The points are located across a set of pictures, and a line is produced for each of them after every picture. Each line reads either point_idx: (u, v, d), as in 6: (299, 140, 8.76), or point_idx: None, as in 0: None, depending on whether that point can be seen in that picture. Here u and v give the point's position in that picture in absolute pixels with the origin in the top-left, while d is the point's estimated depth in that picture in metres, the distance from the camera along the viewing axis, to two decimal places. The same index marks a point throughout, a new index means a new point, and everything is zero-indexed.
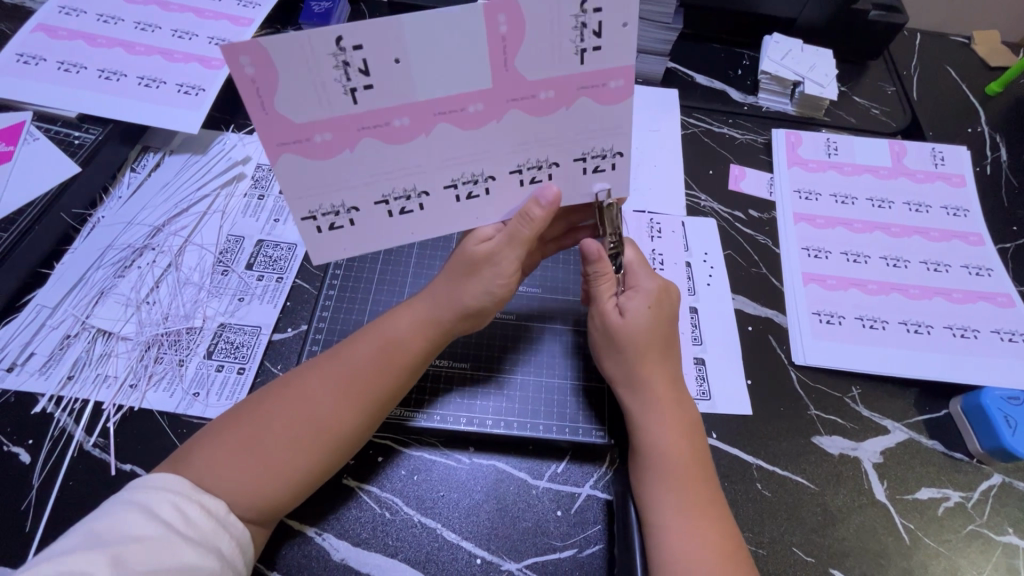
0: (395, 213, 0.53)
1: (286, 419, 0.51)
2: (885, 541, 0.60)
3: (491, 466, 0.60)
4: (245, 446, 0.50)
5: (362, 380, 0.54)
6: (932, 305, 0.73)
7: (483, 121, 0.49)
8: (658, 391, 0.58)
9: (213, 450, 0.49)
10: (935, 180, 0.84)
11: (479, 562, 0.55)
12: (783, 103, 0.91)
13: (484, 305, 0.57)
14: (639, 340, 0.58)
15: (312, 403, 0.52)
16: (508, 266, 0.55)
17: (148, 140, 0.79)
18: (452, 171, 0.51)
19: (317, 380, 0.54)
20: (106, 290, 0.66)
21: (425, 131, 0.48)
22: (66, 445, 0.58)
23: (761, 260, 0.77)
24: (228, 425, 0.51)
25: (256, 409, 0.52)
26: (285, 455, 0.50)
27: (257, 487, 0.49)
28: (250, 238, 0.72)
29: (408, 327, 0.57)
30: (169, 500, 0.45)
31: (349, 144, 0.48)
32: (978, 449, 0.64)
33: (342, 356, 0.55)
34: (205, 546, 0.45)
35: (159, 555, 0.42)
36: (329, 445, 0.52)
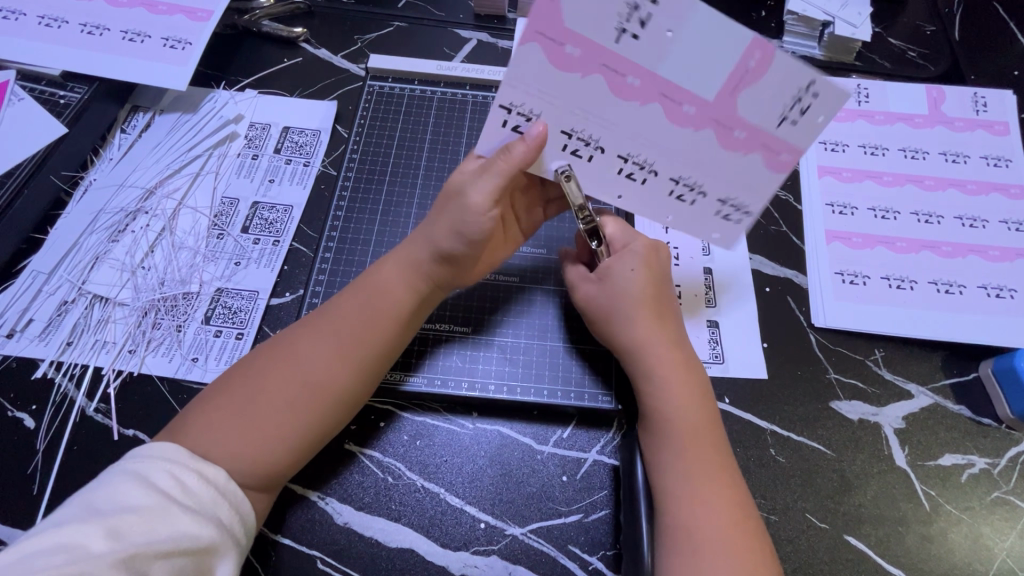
0: (566, 150, 0.53)
1: (277, 378, 0.50)
2: (904, 509, 0.57)
3: (494, 430, 0.59)
4: (242, 411, 0.48)
5: (352, 337, 0.52)
6: (965, 263, 0.68)
7: (685, 124, 0.49)
8: (657, 358, 0.54)
9: (212, 416, 0.48)
10: (975, 128, 0.78)
11: (483, 527, 0.55)
12: (810, 46, 0.84)
13: (455, 249, 0.54)
14: (635, 306, 0.56)
15: (306, 366, 0.51)
16: (478, 199, 0.52)
17: (137, 99, 0.75)
18: (632, 146, 0.52)
19: (310, 340, 0.52)
20: (101, 256, 0.65)
21: (641, 102, 0.48)
22: (68, 410, 0.58)
23: (782, 217, 0.72)
24: (223, 390, 0.50)
25: (252, 372, 0.51)
26: (282, 418, 0.49)
27: (257, 453, 0.48)
28: (246, 200, 0.69)
29: (400, 281, 0.55)
30: (165, 469, 0.44)
31: (583, 72, 0.47)
32: (1007, 415, 0.60)
33: (333, 314, 0.53)
34: (205, 516, 0.44)
35: (157, 527, 0.41)
36: (326, 407, 0.51)
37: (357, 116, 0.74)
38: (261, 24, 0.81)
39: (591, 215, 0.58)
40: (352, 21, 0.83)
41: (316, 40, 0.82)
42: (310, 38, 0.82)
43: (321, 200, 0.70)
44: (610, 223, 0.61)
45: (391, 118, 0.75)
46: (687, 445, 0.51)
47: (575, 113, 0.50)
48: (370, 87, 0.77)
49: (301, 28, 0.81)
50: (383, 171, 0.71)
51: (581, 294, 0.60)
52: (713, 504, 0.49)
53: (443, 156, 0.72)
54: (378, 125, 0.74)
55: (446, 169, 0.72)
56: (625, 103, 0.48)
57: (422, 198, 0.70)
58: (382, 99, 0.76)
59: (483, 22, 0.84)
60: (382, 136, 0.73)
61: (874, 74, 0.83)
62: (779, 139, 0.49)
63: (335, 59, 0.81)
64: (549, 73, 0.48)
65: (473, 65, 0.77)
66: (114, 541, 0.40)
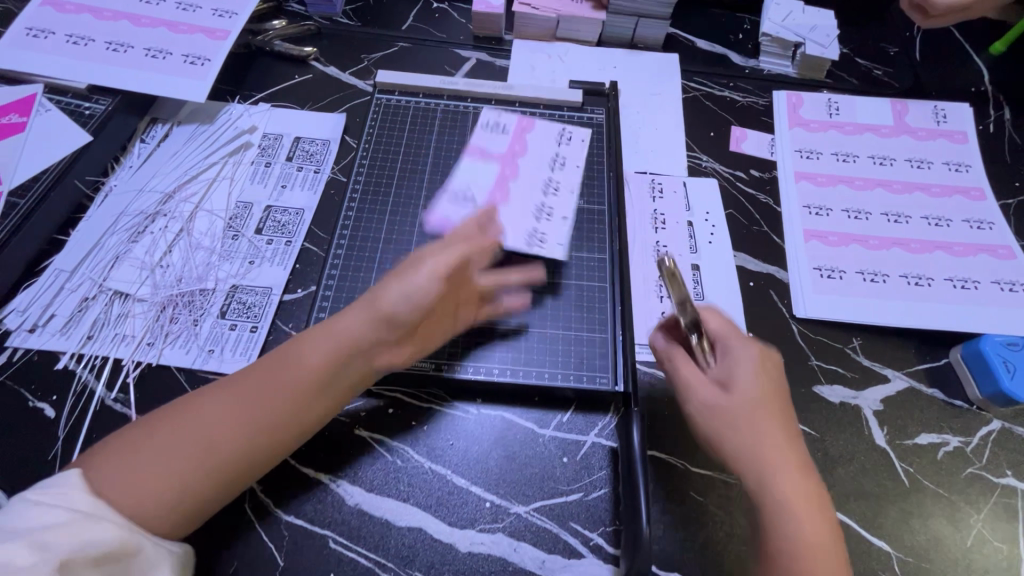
0: (550, 174, 0.73)
1: (184, 423, 0.51)
2: (885, 485, 0.61)
3: (498, 416, 0.62)
4: (163, 469, 0.49)
5: (269, 380, 0.54)
6: (933, 259, 0.74)
7: (553, 126, 0.76)
8: (779, 461, 0.51)
9: (125, 469, 0.48)
10: (937, 138, 0.84)
11: (488, 506, 0.57)
12: (783, 66, 0.92)
13: (396, 309, 0.56)
14: (759, 411, 0.52)
15: (233, 427, 0.51)
16: (411, 279, 0.56)
17: (157, 112, 0.80)
18: (549, 155, 0.74)
19: (237, 401, 0.52)
20: (121, 255, 0.68)
21: (525, 156, 0.73)
22: (88, 399, 0.60)
23: (763, 218, 0.77)
24: (143, 440, 0.50)
25: (177, 426, 0.51)
26: (203, 480, 0.50)
27: (151, 493, 0.48)
28: (259, 204, 0.74)
29: (319, 347, 0.55)
30: (65, 493, 0.45)
31: (500, 185, 0.71)
32: (977, 396, 0.65)
33: (257, 367, 0.55)
34: (124, 520, 0.46)
35: (73, 531, 0.43)
36: (246, 475, 0.52)
37: (366, 124, 0.78)
38: (274, 44, 0.87)
39: (690, 309, 0.57)
40: (360, 42, 0.89)
41: (325, 59, 0.87)
42: (319, 56, 0.87)
43: (330, 203, 0.74)
44: (713, 316, 0.58)
45: (397, 126, 0.78)
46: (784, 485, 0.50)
47: (529, 190, 0.71)
48: (378, 99, 0.80)
49: (311, 48, 0.87)
50: (391, 173, 0.75)
51: (697, 402, 0.55)
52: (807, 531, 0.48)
53: (447, 162, 0.76)
54: (385, 132, 0.77)
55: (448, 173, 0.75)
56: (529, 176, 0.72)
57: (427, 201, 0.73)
58: (388, 110, 0.79)
59: (481, 43, 0.91)
60: (390, 141, 0.77)
61: (844, 90, 0.90)
62: (520, 162, 0.73)
63: (344, 77, 0.86)
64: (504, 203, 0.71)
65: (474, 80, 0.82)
66: (50, 549, 0.41)
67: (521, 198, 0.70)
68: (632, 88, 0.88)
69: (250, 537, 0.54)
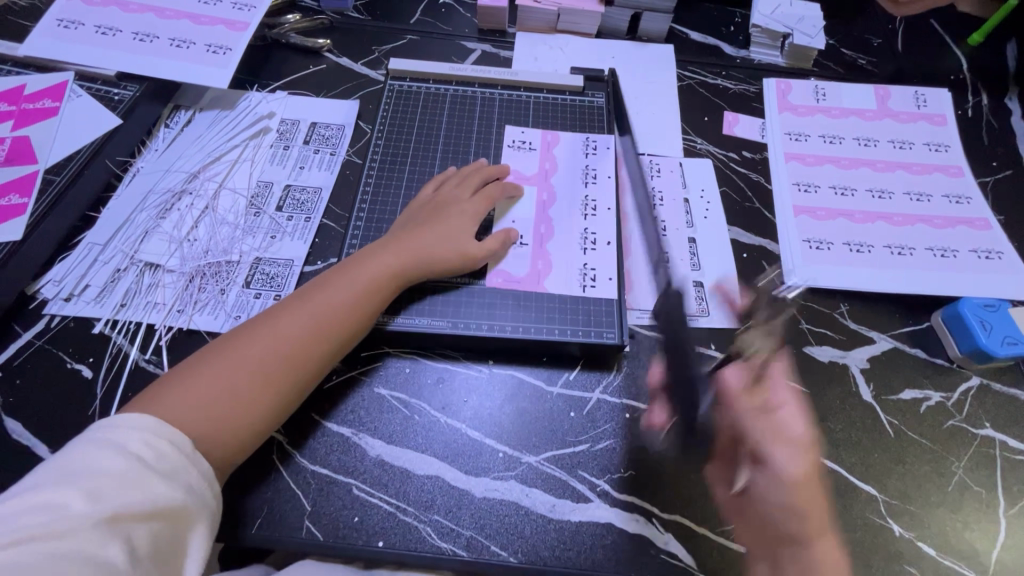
0: (585, 202, 0.76)
1: (241, 354, 0.57)
2: (872, 436, 0.65)
3: (509, 374, 0.66)
4: (208, 388, 0.54)
5: (316, 312, 0.60)
6: (915, 230, 0.78)
7: (572, 159, 0.79)
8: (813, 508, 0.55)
9: (175, 394, 0.53)
10: (918, 120, 0.89)
11: (502, 456, 0.61)
12: (773, 56, 0.97)
13: (430, 251, 0.66)
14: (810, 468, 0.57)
15: (274, 342, 0.58)
16: (444, 224, 0.68)
17: (179, 99, 0.84)
18: (577, 184, 0.77)
19: (267, 329, 0.59)
20: (150, 230, 0.72)
21: (554, 195, 0.76)
22: (123, 361, 0.63)
23: (755, 195, 0.82)
24: (185, 374, 0.55)
25: (215, 356, 0.57)
26: (244, 399, 0.55)
27: (216, 418, 0.53)
28: (279, 183, 0.78)
29: (358, 281, 0.63)
30: (137, 437, 0.48)
31: (539, 222, 0.74)
32: (957, 354, 0.69)
33: (305, 300, 0.61)
34: (175, 481, 0.48)
35: (129, 489, 0.45)
36: (292, 381, 0.57)
37: (380, 109, 0.82)
38: (289, 37, 0.91)
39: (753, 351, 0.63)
40: (372, 35, 0.94)
41: (338, 50, 0.92)
42: (332, 48, 0.92)
43: (346, 183, 0.79)
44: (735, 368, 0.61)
45: (410, 111, 0.82)
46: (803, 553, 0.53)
47: (566, 225, 0.74)
48: (390, 86, 0.84)
49: (325, 40, 0.92)
50: (404, 155, 0.79)
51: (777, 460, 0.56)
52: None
53: (457, 143, 0.80)
54: (397, 117, 0.82)
55: (458, 154, 0.80)
56: (564, 208, 0.75)
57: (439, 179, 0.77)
58: (400, 96, 0.84)
59: (486, 36, 0.96)
60: (402, 125, 0.81)
61: (831, 77, 0.95)
62: (553, 183, 0.77)
63: (357, 67, 0.90)
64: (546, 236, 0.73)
65: (480, 68, 0.87)
66: (99, 503, 0.44)
67: (562, 233, 0.73)
68: (630, 76, 0.93)
69: (279, 485, 0.58)
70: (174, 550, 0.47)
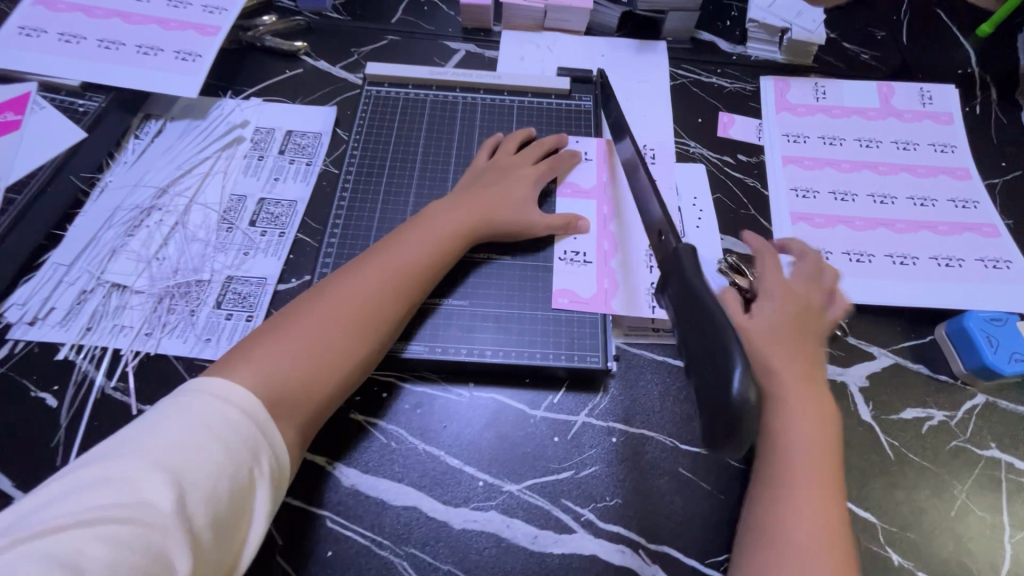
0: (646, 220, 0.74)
1: (326, 308, 0.58)
2: (871, 459, 0.62)
3: (491, 397, 0.63)
4: (298, 345, 0.55)
5: (393, 268, 0.61)
6: (918, 238, 0.75)
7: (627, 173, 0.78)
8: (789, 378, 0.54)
9: (264, 348, 0.55)
10: (923, 119, 0.85)
11: (482, 485, 0.58)
12: (770, 52, 0.93)
13: (500, 208, 0.68)
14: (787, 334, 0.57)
15: (358, 301, 0.59)
16: (509, 187, 0.70)
17: (150, 107, 0.81)
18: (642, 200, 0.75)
19: (345, 285, 0.60)
20: (118, 248, 0.69)
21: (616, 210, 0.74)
22: (88, 389, 0.61)
23: (750, 202, 0.78)
24: (271, 329, 0.56)
25: (299, 310, 0.58)
26: (334, 354, 0.57)
27: (304, 374, 0.55)
28: (252, 197, 0.75)
29: (427, 237, 0.64)
30: (213, 405, 0.49)
31: (604, 237, 0.72)
32: (961, 370, 0.66)
33: (379, 256, 0.63)
34: (246, 449, 0.48)
35: (199, 462, 0.46)
36: (376, 338, 0.59)
37: (357, 117, 0.79)
38: (264, 39, 0.88)
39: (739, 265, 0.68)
40: (351, 36, 0.90)
41: (316, 53, 0.88)
42: (309, 51, 0.88)
43: (323, 194, 0.75)
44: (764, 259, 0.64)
45: (388, 118, 0.79)
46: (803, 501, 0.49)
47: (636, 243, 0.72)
48: (367, 91, 0.81)
49: (302, 42, 0.88)
50: (381, 164, 0.75)
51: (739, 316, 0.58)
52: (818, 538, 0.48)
53: (438, 151, 0.77)
54: (375, 124, 0.78)
55: (439, 162, 0.76)
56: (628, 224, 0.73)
57: (419, 188, 0.74)
58: (378, 101, 0.80)
59: (471, 35, 0.92)
60: (381, 132, 0.78)
61: (831, 74, 0.91)
62: (614, 197, 0.75)
63: (334, 71, 0.87)
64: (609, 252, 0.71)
65: (463, 71, 0.83)
66: (170, 483, 0.44)
67: (627, 250, 0.71)
68: (620, 76, 0.88)
69: None
70: (239, 520, 0.47)
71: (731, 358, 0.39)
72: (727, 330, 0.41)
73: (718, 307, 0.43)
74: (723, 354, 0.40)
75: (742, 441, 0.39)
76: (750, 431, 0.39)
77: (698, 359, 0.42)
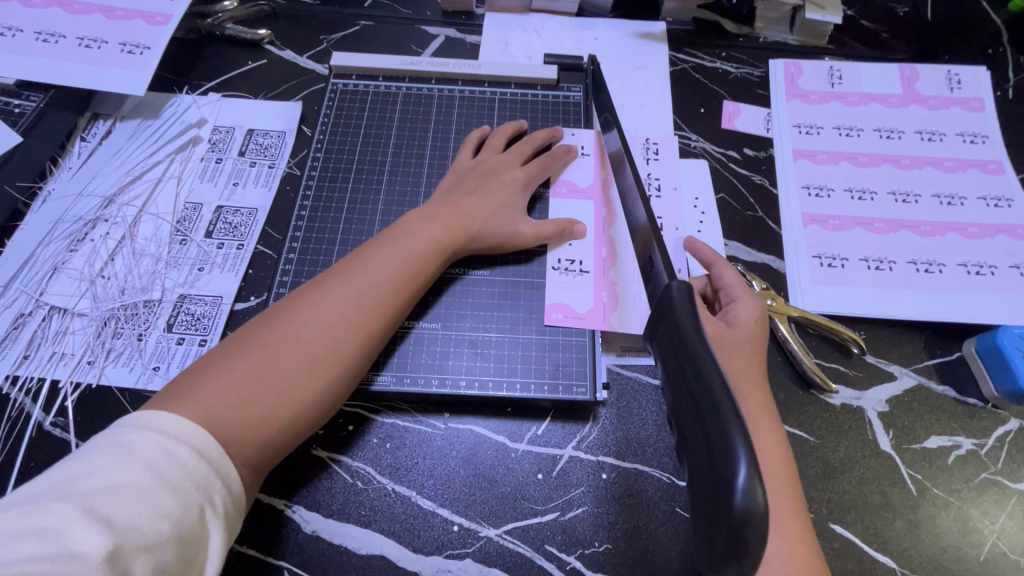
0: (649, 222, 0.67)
1: (285, 332, 0.49)
2: (890, 494, 0.56)
3: (467, 429, 0.57)
4: (251, 375, 0.46)
5: (366, 285, 0.53)
6: (944, 242, 0.67)
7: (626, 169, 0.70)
8: (755, 400, 0.50)
9: (204, 386, 0.45)
10: (950, 106, 0.77)
11: (456, 529, 0.53)
12: (781, 32, 0.84)
13: (485, 217, 0.61)
14: (756, 345, 0.53)
15: (325, 326, 0.50)
16: (495, 193, 0.63)
17: (98, 107, 0.74)
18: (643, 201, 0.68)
19: (311, 304, 0.51)
20: (59, 266, 0.63)
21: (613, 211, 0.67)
22: (24, 425, 0.55)
23: (757, 202, 0.71)
24: (215, 363, 0.47)
25: (250, 339, 0.49)
26: (297, 388, 0.47)
27: (261, 412, 0.46)
28: (209, 204, 0.68)
29: (405, 250, 0.56)
30: (152, 440, 0.40)
31: (599, 242, 0.65)
32: (992, 393, 0.59)
33: (349, 271, 0.54)
34: (195, 491, 0.40)
35: (137, 508, 0.37)
36: (347, 369, 0.50)
37: (321, 114, 0.71)
38: (225, 27, 0.80)
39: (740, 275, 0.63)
40: (318, 22, 0.82)
41: (281, 42, 0.80)
42: (274, 40, 0.80)
43: (286, 201, 0.69)
44: (725, 267, 0.58)
45: (356, 114, 0.72)
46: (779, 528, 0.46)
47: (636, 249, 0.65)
48: (333, 85, 0.74)
49: (265, 30, 0.81)
50: (348, 167, 0.68)
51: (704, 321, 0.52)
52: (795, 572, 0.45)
53: (410, 151, 0.70)
54: (342, 122, 0.71)
55: (411, 163, 0.69)
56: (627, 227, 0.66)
57: (389, 193, 0.67)
58: (346, 96, 0.73)
59: (452, 19, 0.84)
60: (347, 131, 0.71)
61: (848, 56, 0.82)
62: (613, 197, 0.67)
63: (300, 61, 0.79)
64: (605, 258, 0.64)
65: (440, 59, 0.75)
66: (101, 532, 0.35)
67: (626, 256, 0.64)
68: (615, 62, 0.80)
69: None
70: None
71: (732, 449, 0.32)
72: (726, 409, 0.34)
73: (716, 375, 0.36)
74: (722, 441, 0.33)
75: (744, 568, 0.31)
76: (755, 556, 0.31)
77: (693, 440, 0.36)
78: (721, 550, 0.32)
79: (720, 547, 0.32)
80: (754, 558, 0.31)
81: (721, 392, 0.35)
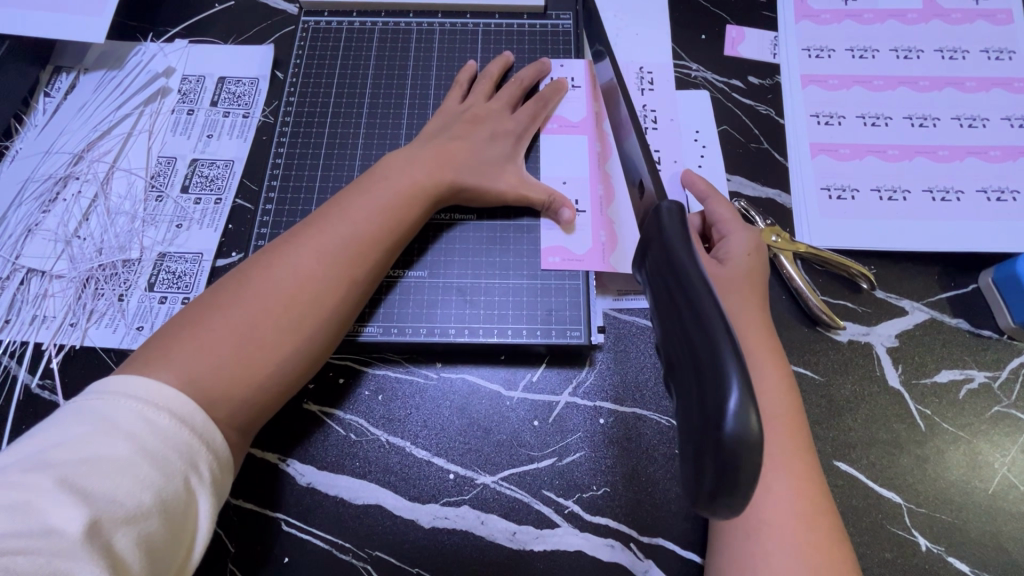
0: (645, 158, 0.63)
1: (261, 287, 0.47)
2: (896, 430, 0.54)
3: (460, 378, 0.56)
4: (229, 333, 0.44)
5: (343, 235, 0.50)
6: (963, 168, 0.63)
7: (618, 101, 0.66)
8: (756, 336, 0.48)
9: (179, 347, 0.43)
10: (975, 20, 0.70)
11: (453, 478, 0.52)
12: None
13: (473, 165, 0.57)
14: (756, 279, 0.51)
15: (303, 279, 0.48)
16: (484, 141, 0.59)
17: (59, 59, 0.70)
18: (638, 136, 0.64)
19: (287, 257, 0.48)
20: (33, 227, 0.61)
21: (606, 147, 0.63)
22: (11, 388, 0.55)
23: (762, 134, 0.66)
24: (189, 323, 0.45)
25: (226, 296, 0.47)
26: (279, 343, 0.46)
27: (243, 368, 0.44)
28: (183, 158, 0.65)
29: (383, 197, 0.53)
30: (129, 408, 0.38)
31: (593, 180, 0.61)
32: (1008, 324, 0.56)
33: (324, 221, 0.51)
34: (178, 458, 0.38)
35: (115, 478, 0.36)
36: (330, 321, 0.48)
37: (293, 56, 0.67)
38: None
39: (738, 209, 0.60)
40: None
41: None
42: None
43: (262, 152, 0.65)
44: (720, 203, 0.55)
45: (329, 55, 0.67)
46: (779, 456, 0.45)
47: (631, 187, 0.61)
48: (304, 24, 0.69)
49: None
50: (324, 112, 0.64)
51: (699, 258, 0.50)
52: (797, 507, 0.43)
53: (389, 92, 0.65)
54: (316, 64, 0.67)
55: (390, 105, 0.65)
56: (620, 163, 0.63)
57: (368, 138, 0.63)
58: (318, 36, 0.68)
59: None
60: (321, 73, 0.66)
61: None
62: (607, 131, 0.64)
63: None
64: (599, 196, 0.61)
65: None
66: (78, 504, 0.34)
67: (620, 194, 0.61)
68: None
69: None
70: (179, 542, 0.38)
71: (723, 370, 0.30)
72: (723, 339, 0.31)
73: (707, 293, 0.33)
74: (713, 368, 0.30)
75: (737, 497, 0.29)
76: (749, 487, 0.29)
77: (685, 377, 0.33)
78: (708, 480, 0.30)
79: (707, 476, 0.29)
80: (746, 486, 0.29)
81: (714, 311, 0.32)
